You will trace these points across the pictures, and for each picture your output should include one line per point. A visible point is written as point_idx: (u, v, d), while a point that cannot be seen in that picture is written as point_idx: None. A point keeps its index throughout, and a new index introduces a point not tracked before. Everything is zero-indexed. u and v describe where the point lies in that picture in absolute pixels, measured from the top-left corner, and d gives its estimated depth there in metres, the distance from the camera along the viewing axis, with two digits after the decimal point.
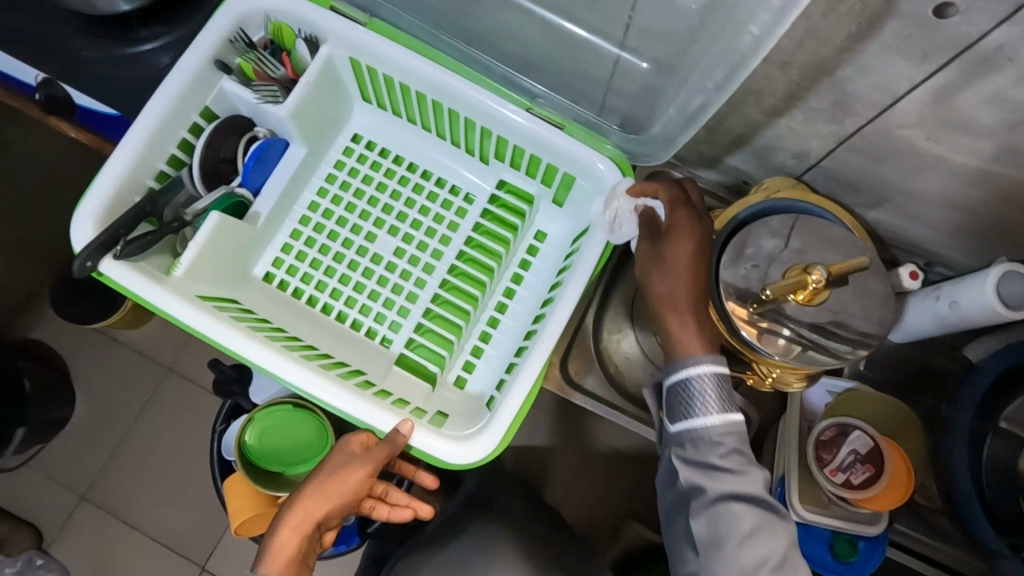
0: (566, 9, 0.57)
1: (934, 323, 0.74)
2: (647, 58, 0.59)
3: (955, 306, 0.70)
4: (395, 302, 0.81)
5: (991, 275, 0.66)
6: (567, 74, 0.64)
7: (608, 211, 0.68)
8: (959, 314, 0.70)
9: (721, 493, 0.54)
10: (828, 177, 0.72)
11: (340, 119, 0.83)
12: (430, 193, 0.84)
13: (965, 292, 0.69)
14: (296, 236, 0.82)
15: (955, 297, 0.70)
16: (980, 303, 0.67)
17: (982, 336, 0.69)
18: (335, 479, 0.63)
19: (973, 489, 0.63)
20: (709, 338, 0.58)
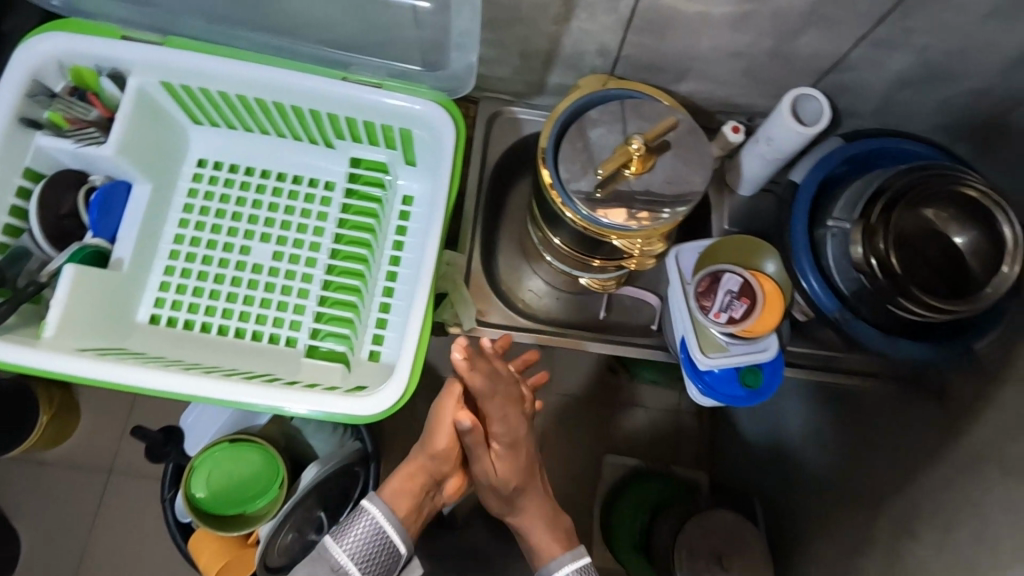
0: None
1: (764, 164, 0.81)
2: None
3: (770, 141, 0.78)
4: (289, 302, 0.82)
5: (784, 103, 0.73)
6: (369, 33, 0.68)
7: (447, 148, 0.73)
8: (775, 147, 0.78)
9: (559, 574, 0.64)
10: (635, 66, 0.79)
11: (179, 147, 0.83)
12: (291, 191, 0.86)
13: (770, 127, 0.76)
14: (171, 271, 0.82)
15: (768, 134, 0.78)
16: (790, 132, 0.74)
17: (798, 161, 0.79)
18: (436, 420, 0.66)
19: (822, 285, 0.73)
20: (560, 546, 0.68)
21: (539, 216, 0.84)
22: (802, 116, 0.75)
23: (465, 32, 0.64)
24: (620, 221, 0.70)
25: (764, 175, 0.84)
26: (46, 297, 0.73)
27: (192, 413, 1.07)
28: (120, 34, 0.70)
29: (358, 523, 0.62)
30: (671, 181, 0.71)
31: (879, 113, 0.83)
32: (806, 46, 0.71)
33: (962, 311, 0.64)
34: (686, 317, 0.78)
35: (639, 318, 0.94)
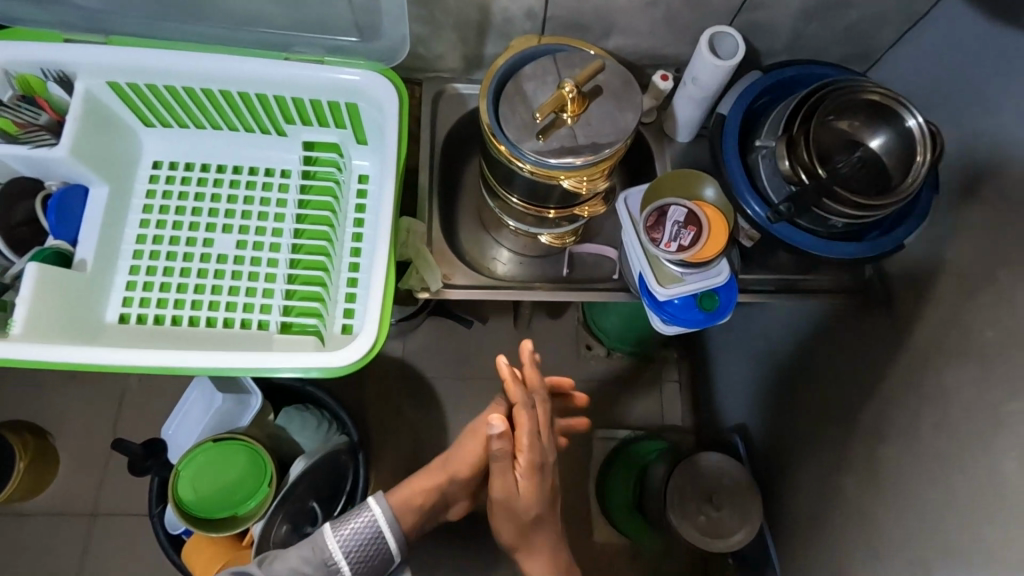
0: None
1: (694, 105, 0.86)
2: None
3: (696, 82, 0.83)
4: (257, 287, 0.84)
5: (701, 41, 0.78)
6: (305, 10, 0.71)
7: (393, 115, 0.76)
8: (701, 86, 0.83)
9: None
10: (561, 27, 0.85)
11: (132, 151, 0.85)
12: (248, 182, 0.88)
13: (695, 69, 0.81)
14: (136, 271, 0.83)
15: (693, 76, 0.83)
16: (710, 67, 0.79)
17: (722, 96, 0.84)
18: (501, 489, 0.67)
19: (757, 204, 0.79)
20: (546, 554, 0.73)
21: (492, 178, 0.87)
22: (720, 53, 0.81)
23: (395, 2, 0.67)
24: (564, 161, 0.73)
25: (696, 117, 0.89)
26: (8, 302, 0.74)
27: (172, 425, 1.07)
28: (63, 37, 0.73)
29: (357, 519, 0.72)
30: (607, 120, 0.75)
31: (793, 48, 0.90)
32: None
33: (886, 202, 0.69)
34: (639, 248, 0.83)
35: (601, 270, 0.98)
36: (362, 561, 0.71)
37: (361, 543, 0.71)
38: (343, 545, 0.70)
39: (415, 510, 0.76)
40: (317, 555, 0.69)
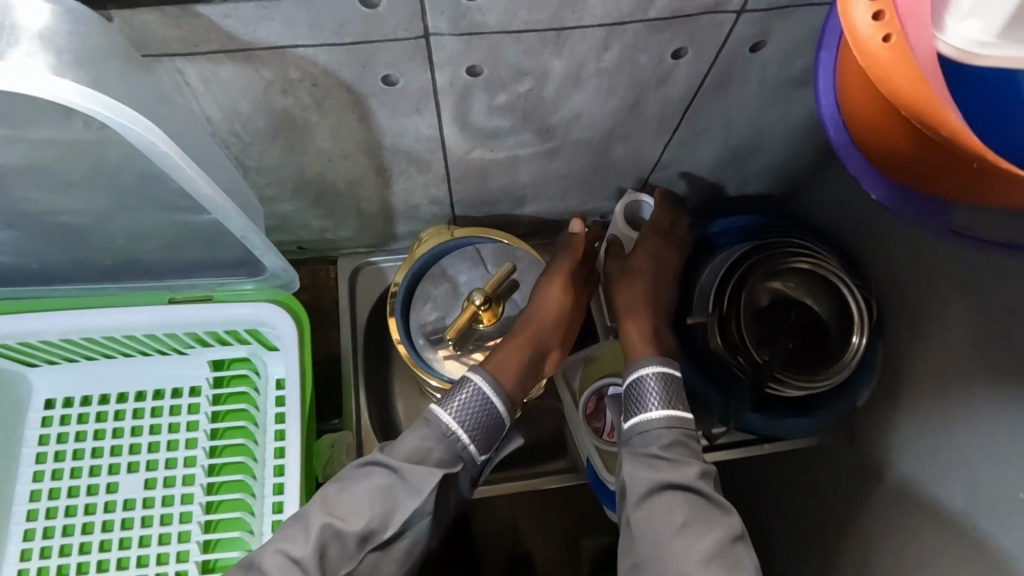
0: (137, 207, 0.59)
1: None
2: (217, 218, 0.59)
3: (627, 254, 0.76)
4: (170, 533, 0.76)
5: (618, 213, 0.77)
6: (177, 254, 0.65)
7: (292, 345, 0.70)
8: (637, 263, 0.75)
9: (653, 415, 0.62)
10: (471, 205, 0.80)
11: (19, 398, 0.79)
12: (153, 408, 0.80)
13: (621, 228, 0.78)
14: (32, 534, 0.76)
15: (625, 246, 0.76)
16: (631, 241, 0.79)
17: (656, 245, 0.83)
18: (539, 302, 0.69)
19: (696, 375, 0.72)
20: (652, 348, 0.67)
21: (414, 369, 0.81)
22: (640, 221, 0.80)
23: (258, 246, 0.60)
24: None
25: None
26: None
27: None
28: None
29: (461, 391, 0.60)
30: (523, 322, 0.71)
31: (715, 187, 0.87)
32: (619, 158, 0.74)
33: (829, 381, 0.66)
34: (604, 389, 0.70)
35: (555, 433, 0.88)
36: (477, 433, 0.59)
37: (475, 413, 0.59)
38: (459, 417, 0.59)
39: (512, 359, 0.64)
40: (431, 428, 0.58)
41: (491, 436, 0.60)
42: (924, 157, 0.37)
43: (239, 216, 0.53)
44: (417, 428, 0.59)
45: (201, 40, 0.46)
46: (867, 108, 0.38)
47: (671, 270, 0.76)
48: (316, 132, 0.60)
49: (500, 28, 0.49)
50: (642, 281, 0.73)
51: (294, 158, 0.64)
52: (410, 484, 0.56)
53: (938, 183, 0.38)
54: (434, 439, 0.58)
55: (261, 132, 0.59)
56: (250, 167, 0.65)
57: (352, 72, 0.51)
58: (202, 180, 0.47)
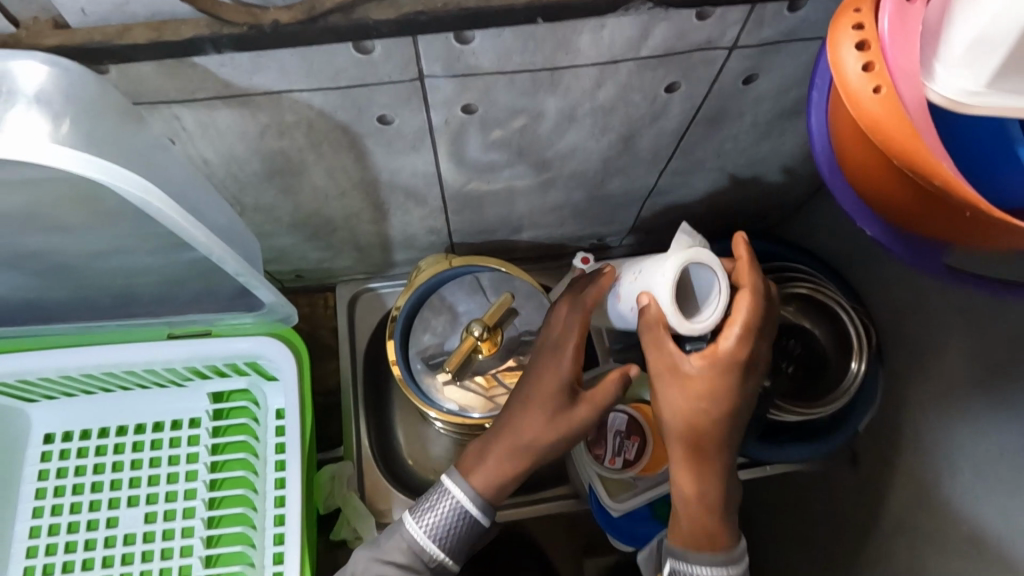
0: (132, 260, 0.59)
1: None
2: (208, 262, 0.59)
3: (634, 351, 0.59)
4: (171, 568, 0.75)
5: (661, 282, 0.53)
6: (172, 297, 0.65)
7: (291, 378, 0.69)
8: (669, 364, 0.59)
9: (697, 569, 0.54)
10: (468, 233, 0.80)
11: (17, 434, 0.78)
12: (153, 442, 0.80)
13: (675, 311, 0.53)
14: (33, 571, 0.75)
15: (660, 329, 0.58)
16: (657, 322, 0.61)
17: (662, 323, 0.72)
18: (531, 404, 0.59)
19: None
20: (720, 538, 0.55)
21: None
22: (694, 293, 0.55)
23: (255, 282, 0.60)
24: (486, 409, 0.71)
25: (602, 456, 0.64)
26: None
27: None
28: None
29: (438, 504, 0.58)
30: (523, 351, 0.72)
31: (712, 210, 0.87)
32: (616, 187, 0.74)
33: (827, 409, 0.66)
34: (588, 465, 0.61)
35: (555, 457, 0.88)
36: (457, 545, 0.58)
37: (450, 531, 0.58)
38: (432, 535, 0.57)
39: (496, 466, 0.59)
40: (410, 552, 0.57)
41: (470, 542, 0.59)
42: (925, 209, 0.37)
43: (235, 258, 0.53)
44: (390, 551, 0.57)
45: (197, 89, 0.46)
46: (863, 161, 0.38)
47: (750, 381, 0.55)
48: (312, 172, 0.60)
49: (494, 70, 0.49)
50: (702, 396, 0.54)
51: (291, 196, 0.64)
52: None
53: (936, 229, 0.38)
54: (415, 560, 0.57)
55: (257, 173, 0.59)
56: (247, 205, 0.65)
57: (348, 114, 0.52)
58: (200, 228, 0.46)
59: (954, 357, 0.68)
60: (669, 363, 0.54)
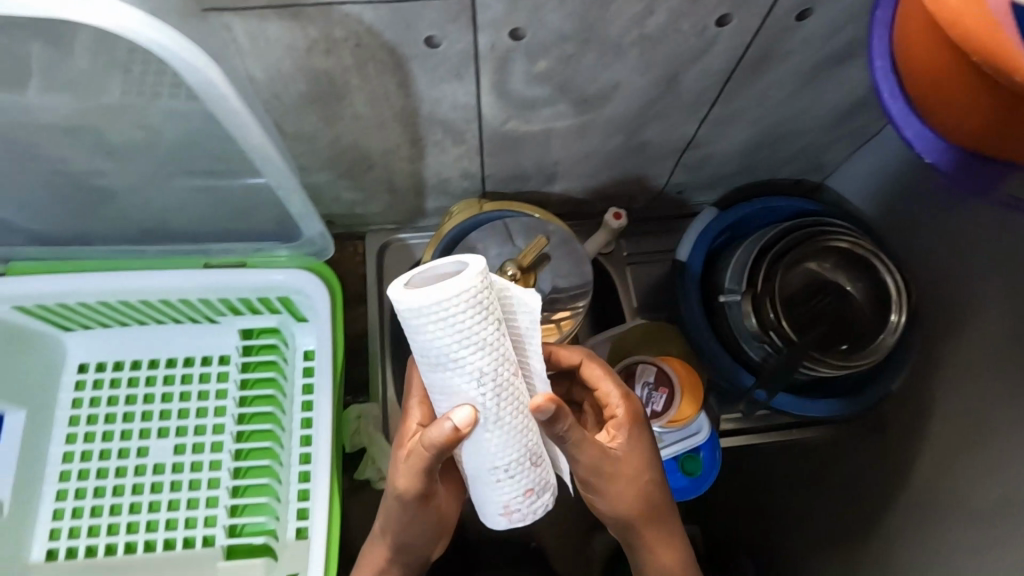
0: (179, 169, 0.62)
1: (528, 464, 0.47)
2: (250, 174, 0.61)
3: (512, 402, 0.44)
4: (199, 498, 0.76)
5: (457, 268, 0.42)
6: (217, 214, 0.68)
7: (325, 312, 0.70)
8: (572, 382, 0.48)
9: None
10: (502, 180, 0.80)
11: (51, 361, 0.79)
12: (184, 375, 0.81)
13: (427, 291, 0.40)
14: (64, 495, 0.76)
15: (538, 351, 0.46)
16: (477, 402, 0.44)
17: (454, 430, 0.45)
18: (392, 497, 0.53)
19: (729, 358, 0.72)
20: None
21: None
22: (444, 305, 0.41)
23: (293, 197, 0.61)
24: None
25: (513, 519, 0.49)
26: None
27: None
28: None
29: None
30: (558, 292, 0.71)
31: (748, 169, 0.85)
32: (655, 134, 0.73)
33: (863, 364, 0.64)
34: (493, 494, 0.48)
35: None
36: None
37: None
38: None
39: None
40: None
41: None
42: (965, 109, 0.37)
43: (280, 165, 0.54)
44: None
45: None
46: (933, 67, 0.37)
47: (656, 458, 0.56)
48: (353, 98, 0.60)
49: None
50: (625, 482, 0.54)
51: (330, 126, 0.64)
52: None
53: (973, 134, 0.39)
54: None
55: (300, 96, 0.59)
56: (287, 134, 0.66)
57: (396, 32, 0.52)
58: (248, 114, 0.48)
59: (992, 318, 0.66)
60: (597, 464, 0.51)
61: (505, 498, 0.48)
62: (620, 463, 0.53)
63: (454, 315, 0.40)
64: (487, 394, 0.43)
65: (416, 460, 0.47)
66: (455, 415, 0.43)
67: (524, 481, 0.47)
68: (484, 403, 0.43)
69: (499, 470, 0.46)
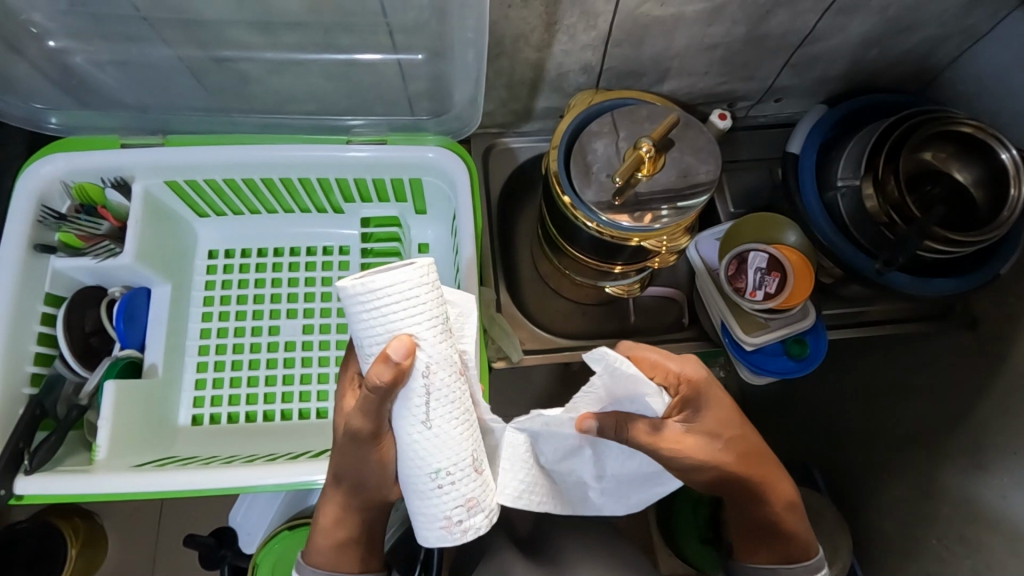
0: (332, 31, 0.65)
1: (472, 470, 0.50)
2: (414, 28, 0.65)
3: (453, 411, 0.48)
4: (330, 372, 0.81)
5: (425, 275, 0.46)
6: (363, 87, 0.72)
7: (462, 188, 0.73)
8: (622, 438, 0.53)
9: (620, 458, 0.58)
10: (617, 75, 0.82)
11: (188, 244, 0.83)
12: (308, 263, 0.85)
13: (400, 275, 0.45)
14: (205, 367, 0.80)
15: None
16: (440, 445, 0.48)
17: (435, 452, 0.48)
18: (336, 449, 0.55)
19: (846, 241, 0.76)
20: (778, 550, 0.65)
21: (554, 234, 0.84)
22: (414, 304, 0.46)
23: (461, 48, 0.65)
24: (647, 224, 0.72)
25: (446, 531, 0.51)
26: (53, 420, 0.69)
27: (240, 509, 0.97)
28: (120, 142, 0.72)
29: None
30: (681, 173, 0.75)
31: (851, 73, 0.87)
32: (778, 24, 0.75)
33: (985, 237, 0.67)
34: (432, 505, 0.50)
35: (669, 317, 0.95)
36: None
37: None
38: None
39: (348, 560, 0.63)
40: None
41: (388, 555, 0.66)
42: None
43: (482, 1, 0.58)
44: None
45: None
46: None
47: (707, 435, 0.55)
48: None
49: None
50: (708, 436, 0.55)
51: None
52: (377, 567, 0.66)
53: None
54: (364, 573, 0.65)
55: None
56: None
57: None
58: None
59: None
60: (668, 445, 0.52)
61: (447, 508, 0.50)
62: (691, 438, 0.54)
63: (390, 309, 0.45)
64: (432, 380, 0.47)
65: (360, 404, 0.48)
66: (392, 350, 0.44)
67: (466, 488, 0.50)
68: (413, 384, 0.47)
69: (438, 472, 0.49)
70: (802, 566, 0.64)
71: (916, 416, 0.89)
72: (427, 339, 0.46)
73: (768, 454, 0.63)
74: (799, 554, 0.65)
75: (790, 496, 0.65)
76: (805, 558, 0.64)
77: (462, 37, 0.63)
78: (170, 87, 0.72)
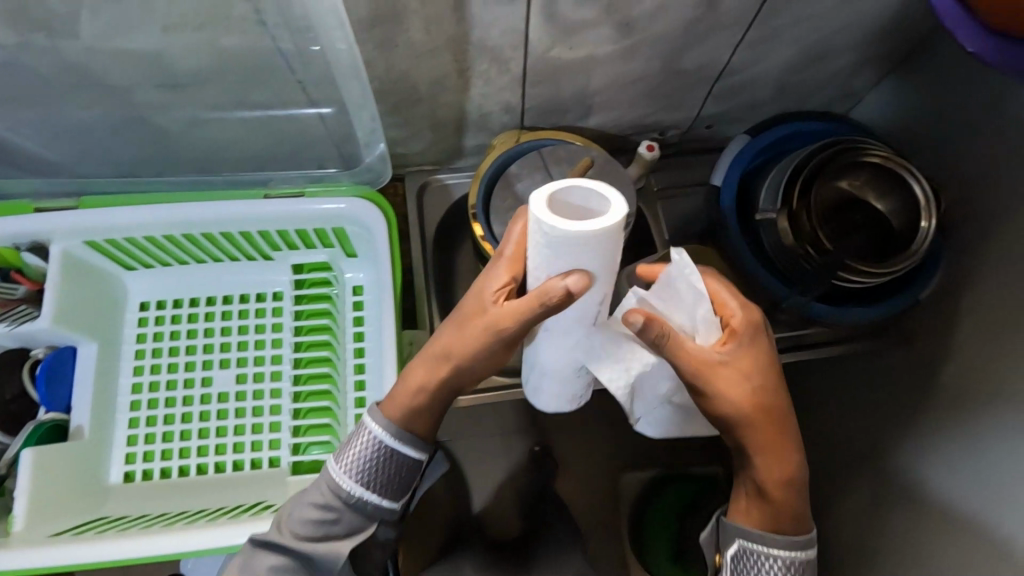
0: (237, 89, 0.65)
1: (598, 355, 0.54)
2: (309, 81, 0.64)
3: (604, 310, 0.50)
4: (262, 422, 0.80)
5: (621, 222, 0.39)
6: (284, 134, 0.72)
7: (382, 237, 0.73)
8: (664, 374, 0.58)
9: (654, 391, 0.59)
10: (541, 113, 0.83)
11: (117, 298, 0.82)
12: (241, 311, 0.85)
13: (574, 214, 0.41)
14: (137, 423, 0.80)
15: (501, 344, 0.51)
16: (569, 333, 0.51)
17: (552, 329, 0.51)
18: (451, 339, 0.53)
19: (767, 271, 0.76)
20: (767, 518, 0.55)
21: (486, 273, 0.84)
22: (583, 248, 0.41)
23: (355, 102, 0.64)
24: None
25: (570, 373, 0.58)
26: None
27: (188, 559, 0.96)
28: (33, 206, 0.72)
29: (357, 444, 0.54)
30: None
31: (775, 100, 0.88)
32: (692, 60, 0.76)
33: (894, 270, 0.68)
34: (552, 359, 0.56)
35: None
36: (385, 479, 0.55)
37: (372, 466, 0.54)
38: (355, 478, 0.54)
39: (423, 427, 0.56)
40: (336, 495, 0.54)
41: (404, 485, 0.56)
42: None
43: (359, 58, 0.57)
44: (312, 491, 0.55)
45: None
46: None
47: (749, 372, 0.53)
48: (410, 22, 0.63)
49: None
50: (750, 365, 0.53)
51: (385, 55, 0.67)
52: (348, 532, 0.55)
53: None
54: (341, 507, 0.54)
55: (360, 21, 0.62)
56: None
57: None
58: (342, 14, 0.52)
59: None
60: (701, 354, 0.51)
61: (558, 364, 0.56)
62: (727, 364, 0.52)
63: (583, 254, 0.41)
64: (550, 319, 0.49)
65: (522, 309, 0.46)
66: (570, 281, 0.42)
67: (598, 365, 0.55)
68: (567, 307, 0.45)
69: (590, 348, 0.53)
70: (786, 538, 0.54)
71: (864, 431, 0.86)
72: (593, 278, 0.43)
73: (792, 418, 0.57)
74: (788, 528, 0.55)
75: (789, 473, 0.55)
76: (790, 537, 0.54)
77: (355, 94, 0.63)
78: (83, 147, 0.72)
